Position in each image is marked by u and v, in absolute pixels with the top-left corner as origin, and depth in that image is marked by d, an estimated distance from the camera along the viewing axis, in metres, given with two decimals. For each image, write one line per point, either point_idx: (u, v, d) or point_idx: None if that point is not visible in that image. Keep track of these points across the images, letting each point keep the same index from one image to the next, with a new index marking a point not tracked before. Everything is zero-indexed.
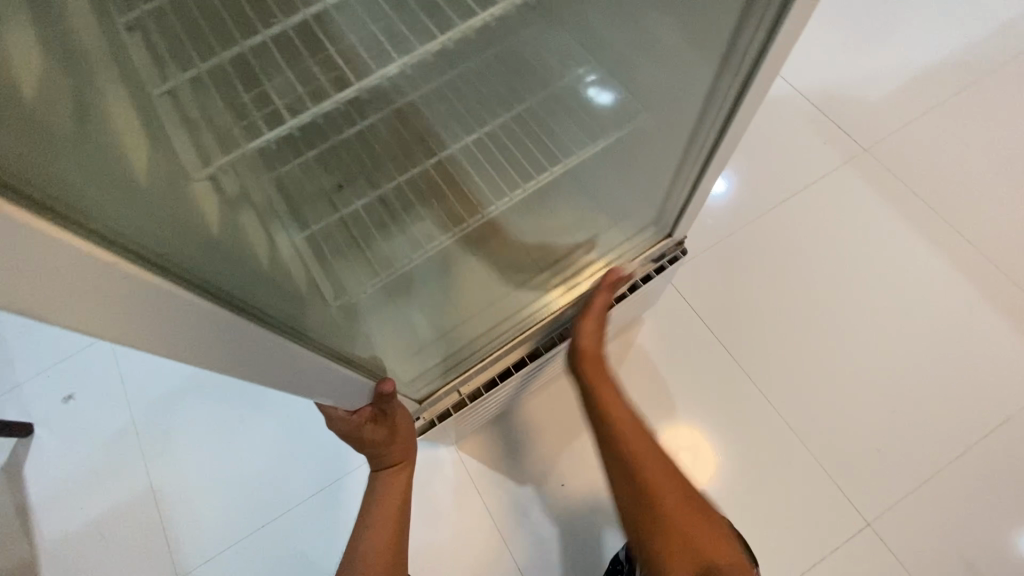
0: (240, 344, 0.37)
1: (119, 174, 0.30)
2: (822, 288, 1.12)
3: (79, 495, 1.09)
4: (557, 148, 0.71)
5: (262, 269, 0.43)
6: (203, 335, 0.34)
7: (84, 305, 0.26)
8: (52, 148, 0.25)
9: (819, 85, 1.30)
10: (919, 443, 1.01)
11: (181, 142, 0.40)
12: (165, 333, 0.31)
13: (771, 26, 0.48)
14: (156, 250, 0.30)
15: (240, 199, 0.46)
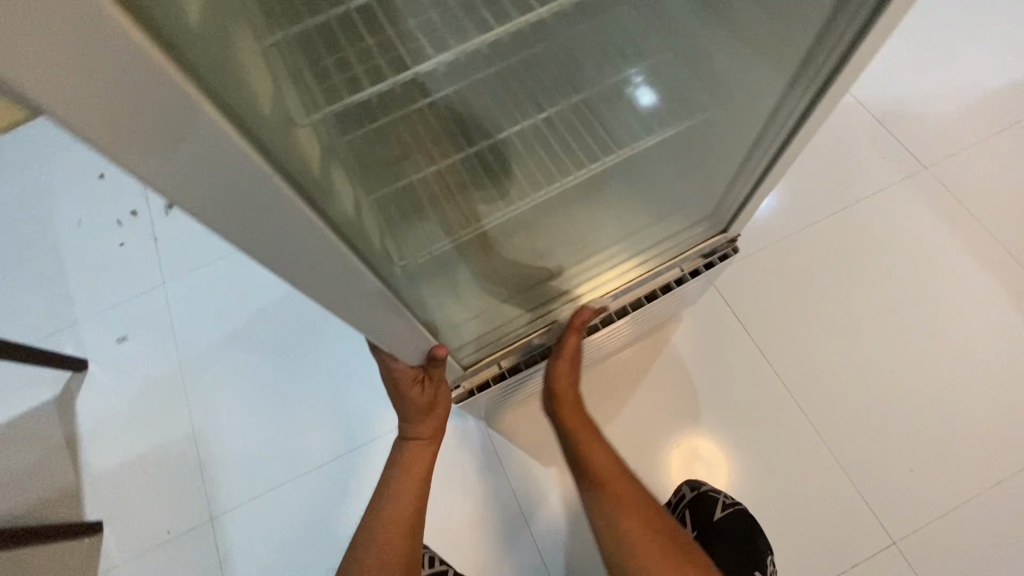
0: (332, 275, 0.40)
1: (257, 105, 0.32)
2: (868, 302, 1.11)
3: (125, 431, 1.15)
4: (619, 133, 0.72)
5: (351, 216, 0.45)
6: (306, 259, 0.37)
7: (229, 205, 0.29)
8: (223, 68, 0.28)
9: (882, 98, 1.27)
10: (954, 467, 0.99)
11: (290, 92, 0.41)
12: (283, 246, 0.35)
13: (856, 31, 0.51)
14: (283, 160, 0.32)
15: (332, 152, 0.48)
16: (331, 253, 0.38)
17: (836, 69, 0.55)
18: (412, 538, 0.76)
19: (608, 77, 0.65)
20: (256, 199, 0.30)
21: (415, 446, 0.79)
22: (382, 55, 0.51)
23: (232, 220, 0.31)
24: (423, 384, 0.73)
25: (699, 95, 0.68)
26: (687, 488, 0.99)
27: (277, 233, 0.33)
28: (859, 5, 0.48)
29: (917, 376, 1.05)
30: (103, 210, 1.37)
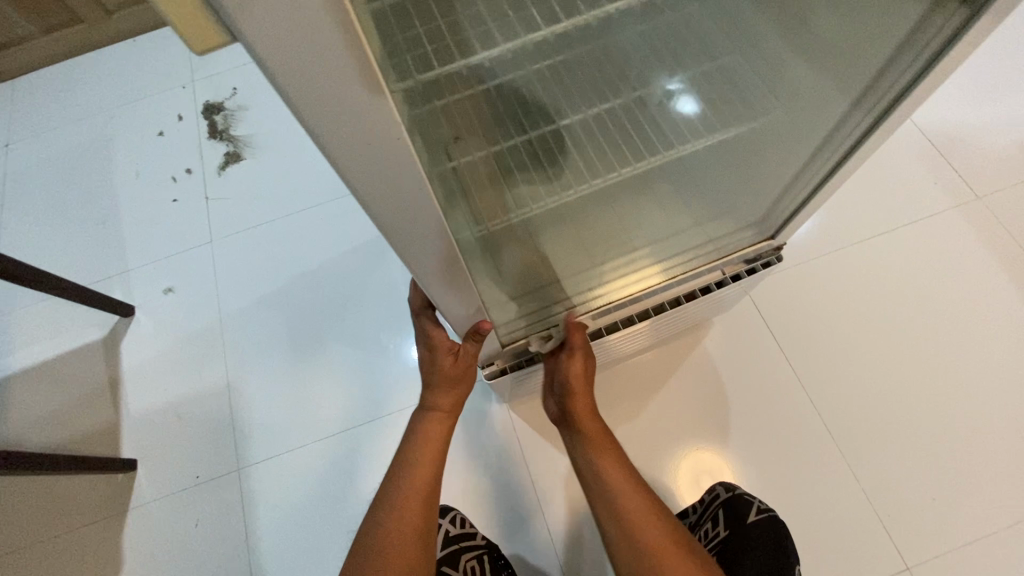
0: (419, 235, 0.42)
1: (381, 63, 0.32)
2: (905, 327, 1.10)
3: (163, 376, 1.20)
4: (674, 133, 0.72)
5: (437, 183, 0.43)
6: (397, 217, 0.39)
7: (356, 149, 0.31)
8: (364, 23, 0.29)
9: (943, 126, 1.25)
10: (977, 501, 0.98)
11: (389, 56, 0.38)
12: (396, 201, 0.37)
13: (927, 62, 0.52)
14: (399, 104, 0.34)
15: (419, 122, 0.45)
16: (421, 215, 0.40)
17: (900, 97, 0.56)
18: (430, 507, 0.75)
19: (679, 71, 0.65)
20: (389, 156, 0.33)
21: (435, 419, 0.79)
22: (471, 28, 0.52)
23: (360, 170, 0.33)
24: (455, 355, 0.75)
25: (765, 101, 0.68)
26: (722, 489, 0.97)
27: (389, 191, 0.36)
28: (934, 34, 0.50)
29: (951, 407, 1.04)
30: (160, 166, 1.43)
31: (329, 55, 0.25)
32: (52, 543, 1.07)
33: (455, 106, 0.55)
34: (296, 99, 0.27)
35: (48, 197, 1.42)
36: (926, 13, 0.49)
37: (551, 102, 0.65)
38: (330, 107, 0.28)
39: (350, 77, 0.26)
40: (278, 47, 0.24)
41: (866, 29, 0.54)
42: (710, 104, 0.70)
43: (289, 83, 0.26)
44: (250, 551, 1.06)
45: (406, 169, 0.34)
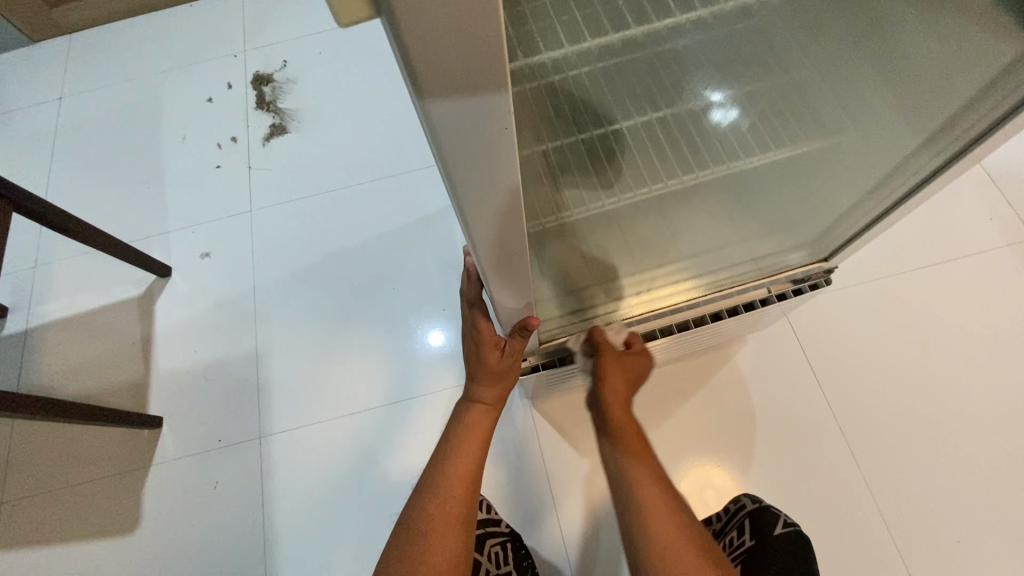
0: (493, 225, 0.42)
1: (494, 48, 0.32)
2: (944, 363, 1.07)
3: (195, 338, 1.23)
4: (738, 146, 0.71)
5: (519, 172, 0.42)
6: (480, 207, 0.39)
7: (463, 142, 0.31)
8: None
9: (1007, 162, 1.20)
10: (1005, 548, 0.95)
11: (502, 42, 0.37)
12: (486, 193, 0.37)
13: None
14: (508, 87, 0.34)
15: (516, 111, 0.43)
16: (503, 205, 0.39)
17: (987, 130, 0.55)
18: (471, 495, 0.76)
19: (747, 82, 0.63)
20: (493, 150, 0.33)
21: (478, 411, 0.80)
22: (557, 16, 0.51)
23: (461, 161, 0.33)
24: (501, 350, 0.75)
25: (836, 121, 0.66)
26: (748, 500, 0.97)
27: (482, 182, 0.36)
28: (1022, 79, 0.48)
29: (990, 452, 1.00)
30: (206, 131, 1.45)
31: (468, 49, 0.25)
32: (77, 489, 1.11)
33: (537, 96, 0.52)
34: (422, 89, 0.27)
35: (97, 153, 1.45)
36: (1016, 59, 0.47)
37: (617, 104, 0.63)
38: (456, 101, 0.28)
39: (481, 69, 0.26)
40: (422, 33, 0.23)
41: (957, 64, 0.52)
42: (773, 122, 0.68)
43: (417, 70, 0.25)
44: (266, 519, 1.07)
45: (503, 163, 0.34)
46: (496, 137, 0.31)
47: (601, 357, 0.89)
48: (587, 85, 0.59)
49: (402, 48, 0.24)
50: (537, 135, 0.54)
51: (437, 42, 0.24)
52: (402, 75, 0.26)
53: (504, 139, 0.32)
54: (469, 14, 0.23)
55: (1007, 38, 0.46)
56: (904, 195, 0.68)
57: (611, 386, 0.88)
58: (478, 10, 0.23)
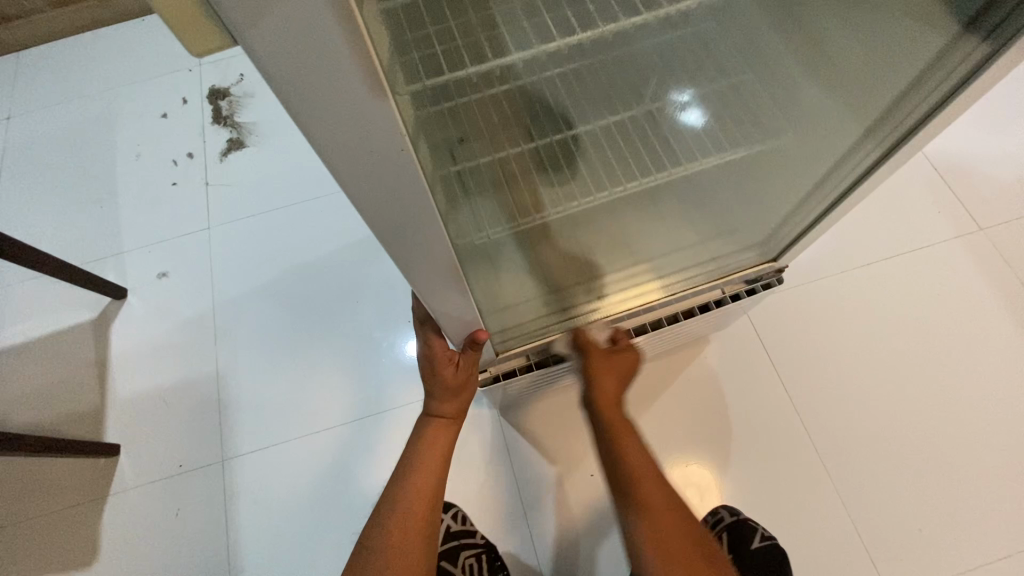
0: (415, 238, 0.42)
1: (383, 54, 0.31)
2: (899, 356, 1.09)
3: (152, 362, 1.19)
4: (681, 151, 0.71)
5: (434, 188, 0.42)
6: (400, 221, 0.39)
7: (356, 156, 0.31)
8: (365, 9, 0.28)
9: (952, 157, 1.25)
10: (963, 535, 0.97)
11: (397, 61, 0.38)
12: (389, 200, 0.36)
13: (942, 96, 0.51)
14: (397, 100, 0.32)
15: (422, 128, 0.44)
16: (423, 219, 0.39)
17: (912, 130, 0.56)
18: (434, 505, 0.75)
19: (690, 85, 0.64)
20: (382, 154, 0.32)
21: (438, 425, 0.80)
22: (483, 32, 0.52)
23: (351, 163, 0.32)
24: (456, 365, 0.74)
25: (772, 122, 0.67)
26: (726, 513, 1.00)
27: (386, 194, 0.35)
28: (953, 68, 0.49)
29: (945, 441, 1.03)
30: (160, 148, 1.41)
31: (328, 46, 0.24)
32: (29, 526, 1.06)
33: (454, 111, 0.53)
34: (286, 84, 0.26)
35: (47, 174, 1.40)
36: (947, 44, 0.48)
37: (550, 115, 0.64)
38: (325, 97, 0.27)
39: (352, 85, 0.26)
40: (280, 45, 0.23)
41: (877, 56, 0.54)
42: (711, 125, 0.69)
43: (290, 86, 0.26)
44: (230, 546, 1.05)
45: (398, 168, 0.33)
46: (391, 151, 0.32)
47: (587, 358, 0.84)
48: (516, 100, 0.61)
49: (268, 65, 0.25)
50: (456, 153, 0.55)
51: (293, 36, 0.23)
52: (276, 92, 0.26)
53: (403, 156, 0.32)
54: (317, 11, 0.22)
55: (941, 21, 0.47)
56: (842, 194, 0.68)
57: (600, 386, 0.81)
58: (332, 24, 0.23)
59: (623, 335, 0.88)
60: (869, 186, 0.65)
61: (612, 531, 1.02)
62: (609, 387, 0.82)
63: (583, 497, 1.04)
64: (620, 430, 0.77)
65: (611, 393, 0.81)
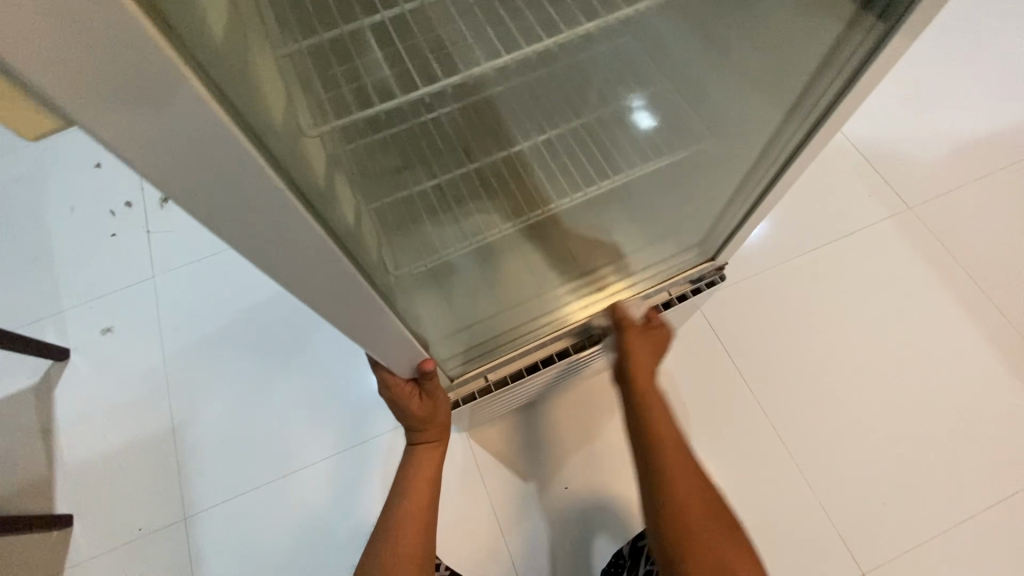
0: (334, 283, 0.41)
1: (264, 106, 0.32)
2: (847, 337, 1.13)
3: (103, 423, 1.14)
4: (611, 164, 0.73)
5: (347, 227, 0.45)
6: (309, 269, 0.38)
7: (234, 214, 0.30)
8: (227, 65, 0.27)
9: (877, 141, 1.31)
10: (925, 503, 1.01)
11: (300, 104, 0.42)
12: (290, 250, 0.35)
13: (849, 77, 0.51)
14: (271, 144, 0.31)
15: (337, 164, 0.47)
16: (333, 263, 0.38)
17: (829, 108, 0.55)
18: (428, 539, 0.70)
19: (609, 103, 0.66)
20: (263, 209, 0.30)
21: (423, 452, 0.74)
22: (390, 67, 0.52)
23: (232, 225, 0.30)
24: (421, 394, 0.68)
25: (691, 126, 0.70)
26: None
27: (282, 244, 0.34)
28: (851, 54, 0.50)
29: (898, 415, 1.07)
30: (96, 199, 1.36)
31: (167, 114, 0.23)
32: None
33: (380, 143, 0.59)
34: (137, 161, 0.24)
35: None
36: (844, 29, 0.49)
37: (482, 141, 0.66)
38: (180, 162, 0.25)
39: (209, 146, 0.25)
40: (123, 123, 0.22)
41: (783, 47, 0.55)
42: (640, 133, 0.71)
43: (143, 162, 0.25)
44: None
45: (284, 218, 0.32)
46: (273, 204, 0.30)
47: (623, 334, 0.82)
48: (447, 129, 0.63)
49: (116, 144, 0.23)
50: (387, 181, 0.60)
51: (128, 108, 0.22)
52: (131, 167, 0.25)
53: (286, 206, 0.31)
54: (145, 82, 0.21)
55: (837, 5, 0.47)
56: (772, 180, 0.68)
57: (635, 363, 0.80)
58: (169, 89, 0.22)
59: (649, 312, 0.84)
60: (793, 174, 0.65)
61: (592, 542, 1.02)
62: (645, 362, 0.81)
63: (560, 511, 1.04)
64: (650, 402, 0.79)
65: (647, 368, 0.81)
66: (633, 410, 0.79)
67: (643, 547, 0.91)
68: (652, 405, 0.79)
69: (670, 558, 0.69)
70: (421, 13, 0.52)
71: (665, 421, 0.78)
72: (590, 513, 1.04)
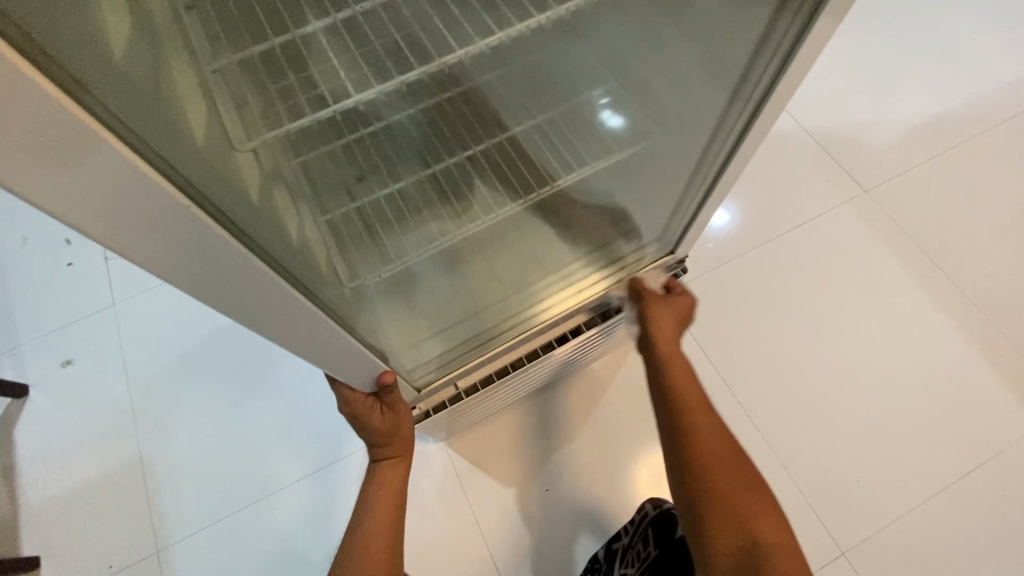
0: (269, 302, 0.39)
1: (179, 130, 0.31)
2: (813, 321, 1.16)
3: (67, 460, 1.10)
4: (572, 159, 0.73)
5: (290, 240, 0.45)
6: (243, 291, 0.37)
7: (147, 238, 0.29)
8: (121, 91, 0.26)
9: (830, 127, 1.34)
10: (899, 478, 1.03)
11: (229, 116, 0.43)
12: (211, 268, 0.33)
13: (784, 54, 0.51)
14: (188, 173, 0.30)
15: (275, 175, 0.48)
16: (269, 283, 0.37)
17: (771, 85, 0.54)
18: (394, 553, 0.69)
19: (560, 103, 0.66)
20: (181, 234, 0.30)
21: (387, 467, 0.73)
22: (324, 83, 0.50)
23: (134, 243, 0.28)
24: (382, 408, 0.67)
25: (643, 124, 0.69)
26: (651, 506, 0.90)
27: (211, 268, 0.33)
28: (781, 38, 0.50)
29: (866, 394, 1.09)
30: (49, 227, 1.32)
31: (52, 139, 0.22)
32: None
33: (341, 151, 0.60)
34: (33, 196, 0.23)
35: None
36: (773, 12, 0.47)
37: (436, 145, 0.65)
38: (55, 176, 0.23)
39: (102, 167, 0.24)
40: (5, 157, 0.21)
41: (712, 41, 0.54)
42: (596, 132, 0.71)
43: (46, 199, 0.24)
44: None
45: (193, 234, 0.30)
46: (185, 225, 0.29)
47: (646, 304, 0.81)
48: (404, 133, 0.63)
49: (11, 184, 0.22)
50: (344, 190, 0.61)
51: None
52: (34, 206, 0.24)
53: (202, 228, 0.30)
54: None
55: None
56: (725, 162, 0.67)
57: (660, 330, 0.77)
58: (52, 116, 0.21)
59: (681, 285, 0.84)
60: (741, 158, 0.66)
61: (577, 543, 1.02)
62: (668, 327, 0.78)
63: (543, 514, 1.03)
64: (676, 367, 0.74)
65: (670, 333, 0.78)
66: (653, 372, 0.76)
67: (619, 548, 0.92)
68: (680, 370, 0.74)
69: (694, 517, 0.66)
70: (352, 23, 0.51)
71: (693, 388, 0.73)
72: (573, 514, 1.03)
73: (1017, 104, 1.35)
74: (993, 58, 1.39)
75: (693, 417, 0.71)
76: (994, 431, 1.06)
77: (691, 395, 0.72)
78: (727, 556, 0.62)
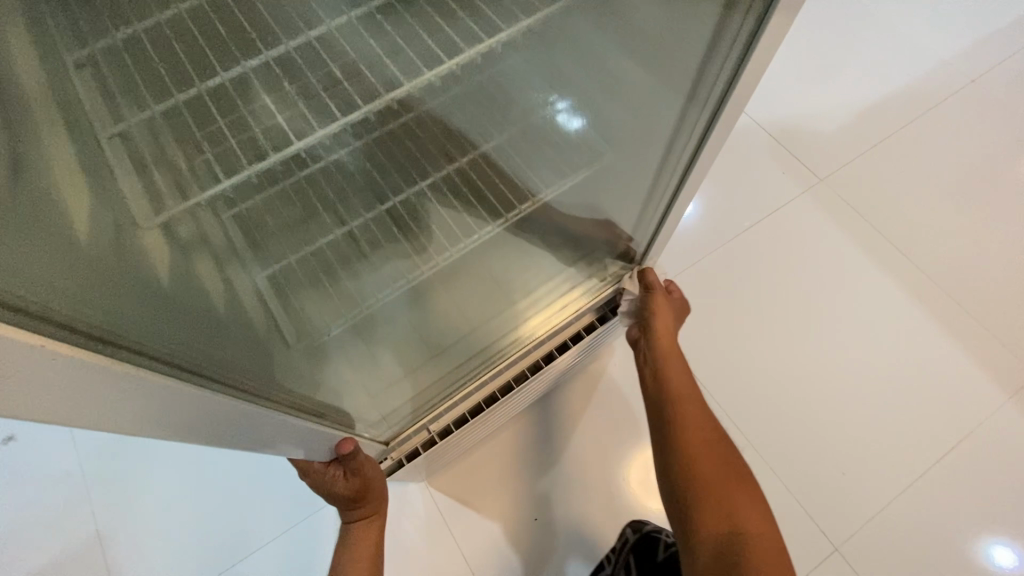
0: (180, 409, 0.34)
1: (60, 235, 0.28)
2: (785, 314, 1.15)
3: (15, 547, 1.01)
4: (525, 186, 0.70)
5: (214, 316, 0.42)
6: (151, 402, 0.32)
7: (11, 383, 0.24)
8: None
9: (781, 118, 1.35)
10: (882, 462, 1.04)
11: (126, 188, 0.38)
12: (93, 397, 0.28)
13: (733, 68, 0.50)
14: (55, 295, 0.25)
15: (198, 243, 0.44)
16: (179, 391, 0.33)
17: (723, 96, 0.53)
18: None
19: (504, 128, 0.61)
20: (47, 372, 0.25)
21: (360, 528, 0.69)
22: (235, 135, 0.47)
23: None
24: (346, 473, 0.62)
25: (592, 141, 0.66)
26: (631, 532, 0.98)
27: (100, 394, 0.28)
28: (735, 35, 0.47)
29: (843, 383, 1.10)
30: None
31: None
32: None
33: (281, 196, 0.52)
34: None
35: None
36: (719, 19, 0.45)
37: (383, 180, 0.60)
38: None
39: None
40: None
41: (663, 58, 0.51)
42: (548, 154, 0.67)
43: None
44: None
45: (59, 368, 0.25)
46: (45, 361, 0.24)
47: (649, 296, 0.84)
48: (353, 171, 0.57)
49: None
50: (294, 236, 0.54)
51: None
52: None
53: (71, 361, 0.25)
54: None
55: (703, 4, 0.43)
56: (687, 165, 0.65)
57: (660, 322, 0.81)
58: None
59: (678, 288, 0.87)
60: (705, 155, 0.63)
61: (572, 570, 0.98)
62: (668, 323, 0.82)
63: (535, 543, 1.00)
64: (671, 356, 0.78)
65: (669, 327, 0.82)
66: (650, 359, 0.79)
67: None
68: (675, 362, 0.78)
69: (681, 511, 0.68)
70: (266, 69, 0.47)
71: (688, 390, 0.76)
72: (565, 539, 1.00)
73: (957, 82, 1.38)
74: (929, 40, 1.43)
75: (684, 410, 0.74)
76: (968, 406, 1.08)
77: (683, 391, 0.75)
78: (709, 543, 0.63)
